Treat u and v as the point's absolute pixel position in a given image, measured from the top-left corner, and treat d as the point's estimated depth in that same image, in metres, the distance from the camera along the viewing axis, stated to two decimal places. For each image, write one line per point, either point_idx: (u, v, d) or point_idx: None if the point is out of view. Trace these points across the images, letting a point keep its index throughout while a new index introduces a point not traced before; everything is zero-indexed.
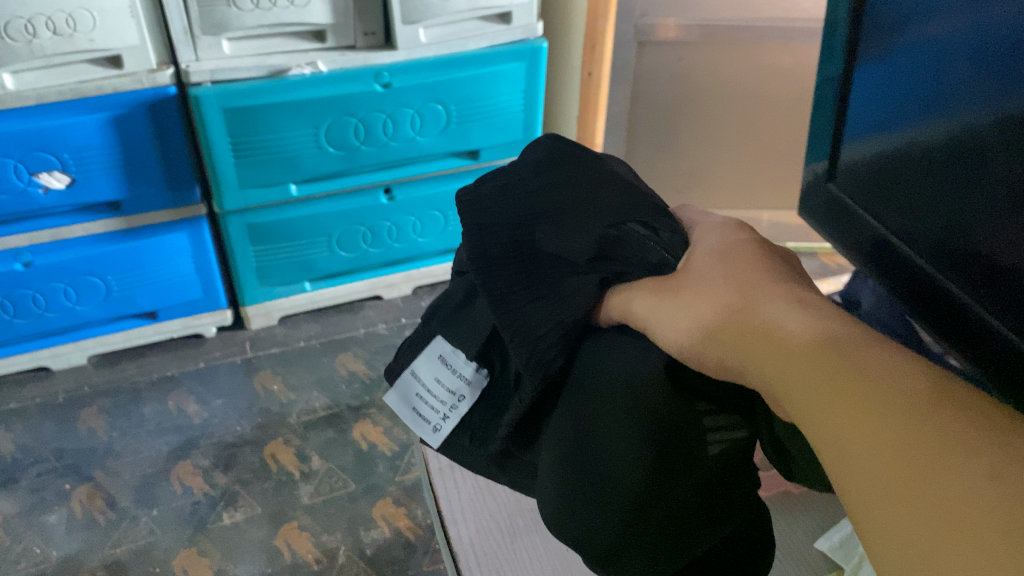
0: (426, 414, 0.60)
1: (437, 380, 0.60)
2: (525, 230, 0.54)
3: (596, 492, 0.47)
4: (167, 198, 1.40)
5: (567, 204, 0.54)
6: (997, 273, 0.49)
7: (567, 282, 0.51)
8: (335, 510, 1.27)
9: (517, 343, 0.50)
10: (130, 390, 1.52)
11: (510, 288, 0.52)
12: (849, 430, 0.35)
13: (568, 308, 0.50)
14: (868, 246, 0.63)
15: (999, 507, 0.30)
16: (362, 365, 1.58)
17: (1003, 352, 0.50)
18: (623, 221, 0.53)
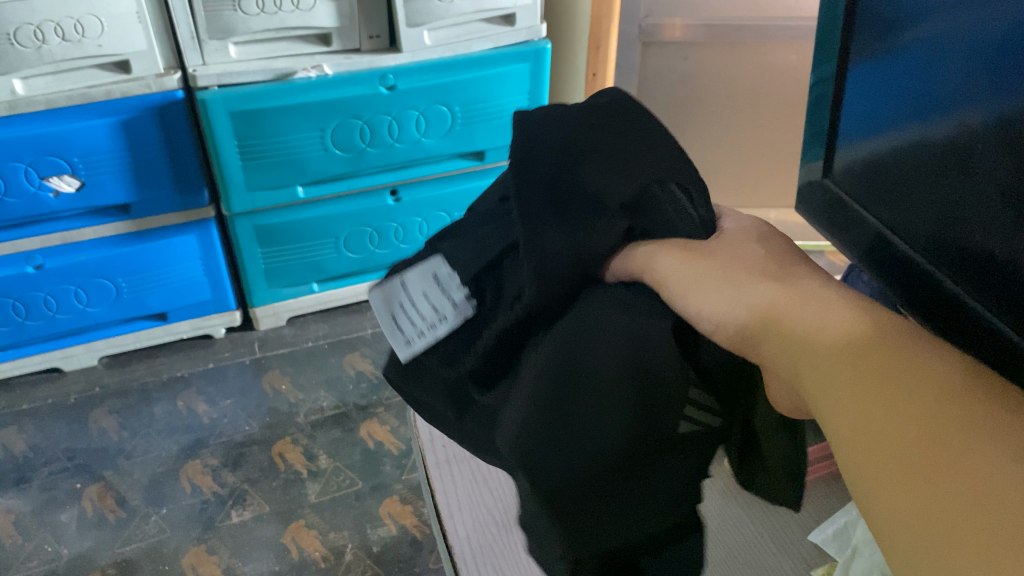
0: (403, 324, 0.55)
1: (424, 295, 0.56)
2: (572, 159, 0.51)
3: (572, 433, 0.45)
4: (176, 201, 1.42)
5: (617, 141, 0.51)
6: (991, 273, 0.50)
7: (598, 221, 0.48)
8: (342, 508, 1.29)
9: (531, 263, 0.48)
10: (140, 390, 1.54)
11: (540, 209, 0.49)
12: (872, 407, 0.35)
13: (590, 246, 0.48)
14: (865, 245, 0.64)
15: (1020, 493, 0.30)
16: (370, 364, 1.60)
17: (995, 349, 0.50)
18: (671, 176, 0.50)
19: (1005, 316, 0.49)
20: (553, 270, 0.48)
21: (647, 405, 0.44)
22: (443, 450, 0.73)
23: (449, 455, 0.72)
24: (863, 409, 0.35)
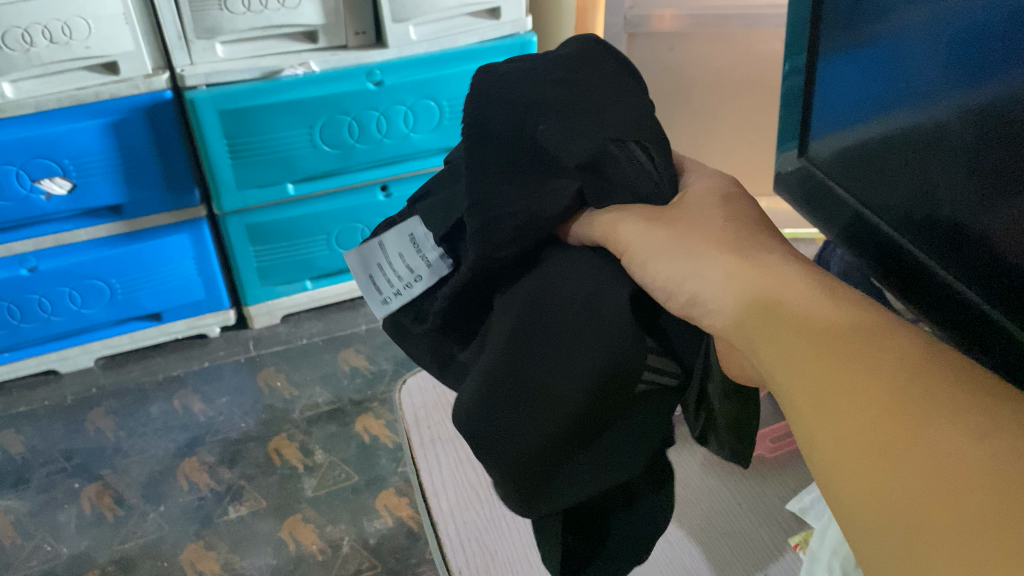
0: (379, 283, 0.60)
1: (400, 255, 0.60)
2: (529, 119, 0.51)
3: (523, 386, 0.48)
4: (168, 201, 1.43)
5: (574, 104, 0.51)
6: (961, 240, 0.51)
7: (550, 182, 0.50)
8: (339, 502, 1.30)
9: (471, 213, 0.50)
10: (136, 390, 1.55)
11: (495, 166, 0.50)
12: (840, 388, 0.35)
13: (536, 204, 0.50)
14: (844, 222, 0.65)
15: (985, 468, 0.30)
16: (364, 360, 1.60)
17: (968, 315, 0.51)
18: (625, 139, 0.50)
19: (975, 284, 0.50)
20: (495, 220, 0.50)
21: (606, 387, 0.45)
22: (427, 430, 0.79)
23: (434, 435, 0.78)
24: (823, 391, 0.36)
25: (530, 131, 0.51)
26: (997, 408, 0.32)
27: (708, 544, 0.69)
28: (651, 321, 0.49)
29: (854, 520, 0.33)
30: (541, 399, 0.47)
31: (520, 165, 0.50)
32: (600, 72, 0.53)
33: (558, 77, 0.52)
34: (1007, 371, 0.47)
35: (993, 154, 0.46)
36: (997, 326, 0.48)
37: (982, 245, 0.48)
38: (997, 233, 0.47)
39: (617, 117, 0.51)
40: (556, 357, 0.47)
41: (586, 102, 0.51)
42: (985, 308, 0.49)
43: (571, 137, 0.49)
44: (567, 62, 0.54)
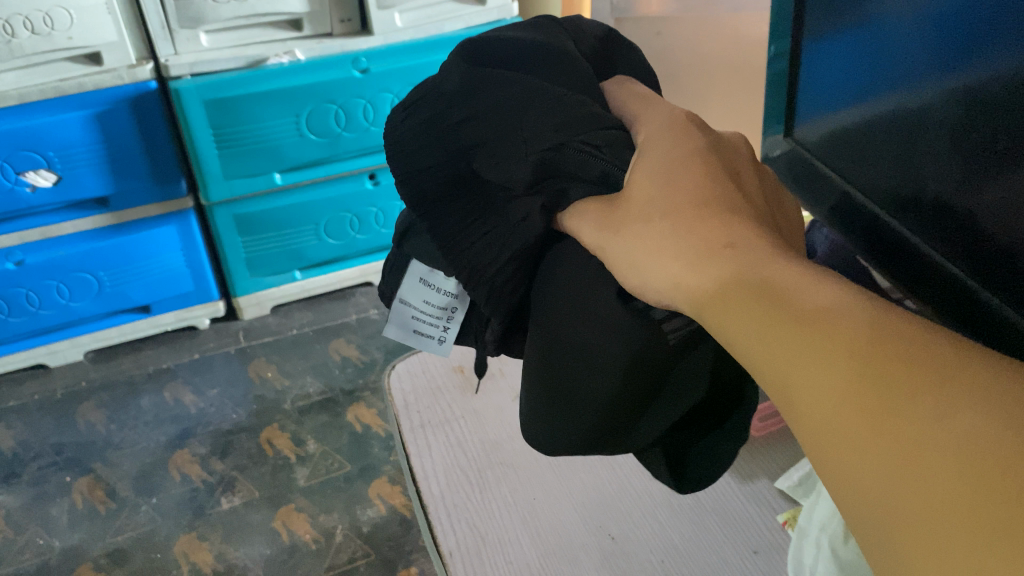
0: (425, 330, 0.57)
1: (425, 301, 0.57)
2: (459, 161, 0.45)
3: (569, 376, 0.50)
4: (154, 192, 1.42)
5: (489, 129, 0.45)
6: (947, 216, 0.51)
7: (511, 208, 0.45)
8: (332, 491, 1.30)
9: (473, 285, 0.46)
10: (127, 383, 1.54)
11: (460, 225, 0.46)
12: (801, 371, 0.31)
13: (518, 237, 0.45)
14: (831, 202, 0.64)
15: (965, 447, 0.25)
16: (355, 350, 1.60)
17: (956, 290, 0.51)
18: (560, 141, 0.44)
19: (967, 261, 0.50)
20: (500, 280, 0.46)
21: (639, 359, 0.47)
22: (417, 415, 0.79)
23: (423, 419, 0.78)
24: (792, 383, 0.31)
25: (466, 175, 0.46)
26: (967, 366, 0.27)
27: (697, 521, 0.69)
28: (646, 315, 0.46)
29: (858, 516, 0.29)
30: (590, 373, 0.49)
31: (478, 214, 0.46)
32: (487, 73, 0.45)
33: (456, 109, 0.45)
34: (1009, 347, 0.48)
35: (976, 127, 0.46)
36: (985, 302, 0.48)
37: (967, 222, 0.49)
38: (983, 208, 0.47)
39: (532, 130, 0.44)
40: (584, 344, 0.48)
41: (497, 122, 0.44)
42: (973, 285, 0.49)
43: (507, 165, 0.44)
44: (455, 89, 0.46)
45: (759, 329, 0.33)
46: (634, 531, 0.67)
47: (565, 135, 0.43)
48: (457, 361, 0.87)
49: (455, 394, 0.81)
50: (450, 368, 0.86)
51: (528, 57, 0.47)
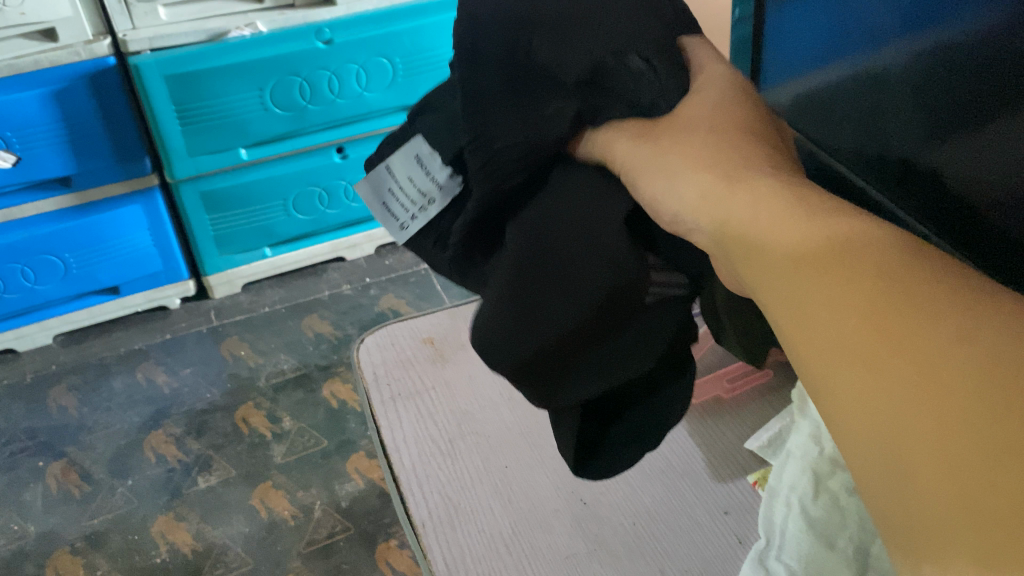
0: (394, 210, 0.57)
1: (408, 178, 0.56)
2: (517, 28, 0.46)
3: (541, 283, 0.46)
4: (118, 170, 1.39)
5: (564, 12, 0.46)
6: (912, 176, 0.51)
7: (549, 103, 0.46)
8: (309, 467, 1.29)
9: (473, 151, 0.46)
10: (98, 365, 1.52)
11: (492, 88, 0.45)
12: (819, 293, 0.32)
13: (544, 129, 0.45)
14: (796, 164, 0.64)
15: (972, 372, 0.27)
16: (329, 325, 1.58)
17: (919, 251, 0.51)
18: (623, 52, 0.46)
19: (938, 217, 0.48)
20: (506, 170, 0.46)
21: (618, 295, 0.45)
22: (387, 387, 0.78)
23: (394, 392, 0.77)
24: (807, 314, 0.32)
25: (517, 51, 0.46)
26: (978, 302, 0.29)
27: (670, 485, 0.69)
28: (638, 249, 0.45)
29: (846, 431, 0.30)
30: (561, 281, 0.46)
31: (512, 88, 0.45)
32: None
33: None
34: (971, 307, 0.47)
35: (938, 84, 0.46)
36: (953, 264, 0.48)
37: (931, 182, 0.49)
38: (945, 166, 0.47)
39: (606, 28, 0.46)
40: (562, 255, 0.46)
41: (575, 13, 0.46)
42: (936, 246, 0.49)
43: (563, 51, 0.45)
44: None
45: (784, 261, 0.34)
46: (606, 497, 0.68)
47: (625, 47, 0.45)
48: (426, 333, 0.86)
49: (425, 366, 0.81)
50: (419, 340, 0.85)
51: None
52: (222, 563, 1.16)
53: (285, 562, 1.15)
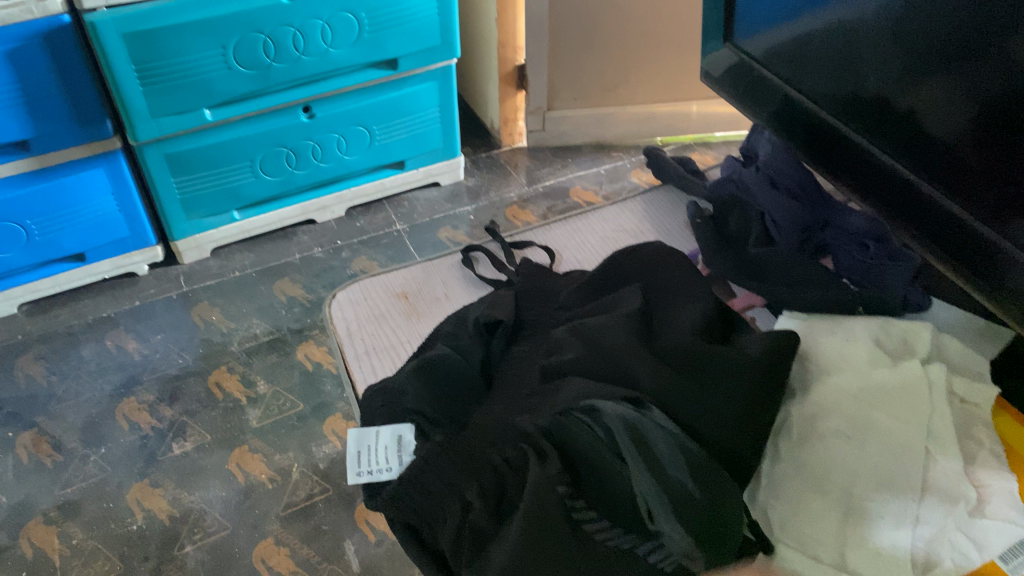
0: (362, 448, 0.59)
1: (384, 448, 0.59)
2: (543, 322, 0.67)
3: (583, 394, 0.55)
4: (79, 134, 1.33)
5: (584, 311, 0.66)
6: (911, 120, 0.58)
7: (561, 334, 0.62)
8: (286, 431, 1.28)
9: (501, 382, 0.61)
10: (66, 334, 1.48)
11: (522, 352, 0.64)
12: (830, 513, 0.51)
13: (560, 344, 0.61)
14: (775, 108, 0.72)
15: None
16: (301, 289, 1.54)
17: (895, 180, 0.61)
18: (623, 299, 0.64)
19: (921, 176, 0.59)
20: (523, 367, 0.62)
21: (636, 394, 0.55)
22: (361, 342, 0.74)
23: (369, 346, 0.74)
24: (810, 513, 0.52)
25: (540, 330, 0.66)
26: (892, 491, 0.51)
27: None
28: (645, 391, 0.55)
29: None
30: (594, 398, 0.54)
31: (541, 352, 0.62)
32: (617, 267, 0.69)
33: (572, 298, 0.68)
34: (1001, 225, 0.53)
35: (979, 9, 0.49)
36: (930, 196, 0.58)
37: (915, 121, 0.58)
38: (977, 88, 0.51)
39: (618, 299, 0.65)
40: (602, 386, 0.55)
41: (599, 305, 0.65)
42: (917, 181, 0.59)
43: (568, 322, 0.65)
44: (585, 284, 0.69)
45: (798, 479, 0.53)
46: None
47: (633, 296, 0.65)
48: (400, 287, 0.80)
49: (400, 322, 0.76)
50: (393, 296, 0.79)
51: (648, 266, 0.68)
52: (200, 528, 1.15)
53: (264, 526, 1.16)
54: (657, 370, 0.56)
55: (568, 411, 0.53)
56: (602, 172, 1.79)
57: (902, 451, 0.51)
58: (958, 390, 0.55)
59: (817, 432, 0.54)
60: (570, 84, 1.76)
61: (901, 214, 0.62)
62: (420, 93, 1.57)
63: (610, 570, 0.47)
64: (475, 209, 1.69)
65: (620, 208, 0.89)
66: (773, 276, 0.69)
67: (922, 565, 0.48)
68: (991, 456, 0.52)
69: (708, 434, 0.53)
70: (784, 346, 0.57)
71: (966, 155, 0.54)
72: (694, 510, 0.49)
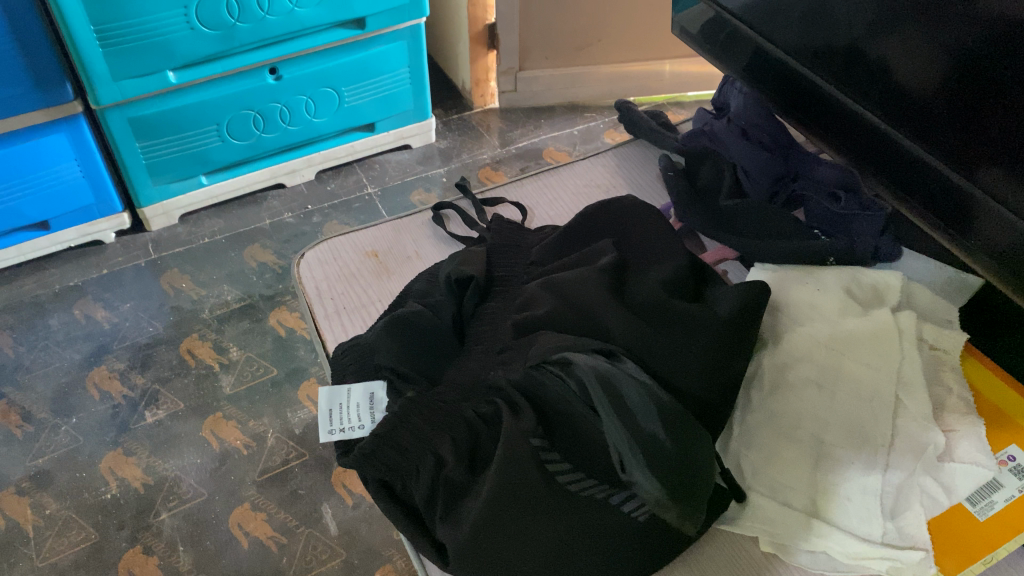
0: (334, 412, 0.58)
1: (356, 404, 0.58)
2: (517, 279, 0.67)
3: (551, 346, 0.55)
4: (38, 98, 1.23)
5: (556, 266, 0.65)
6: (896, 71, 0.56)
7: (530, 290, 0.62)
8: (260, 397, 1.27)
9: (474, 344, 0.62)
10: (32, 304, 1.43)
11: (494, 310, 0.64)
12: (801, 464, 0.52)
13: (530, 304, 0.61)
14: (748, 58, 0.71)
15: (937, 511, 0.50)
16: (272, 254, 1.51)
17: (867, 131, 0.61)
18: (596, 255, 0.64)
19: (894, 125, 0.58)
20: (493, 329, 0.62)
21: (599, 348, 0.54)
22: (331, 302, 0.73)
23: (339, 305, 0.73)
24: (784, 464, 0.52)
25: (512, 287, 0.66)
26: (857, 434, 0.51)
27: None
28: (612, 346, 0.55)
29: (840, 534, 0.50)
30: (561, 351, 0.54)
31: (514, 310, 0.62)
32: (593, 222, 0.68)
33: (546, 256, 0.68)
34: (975, 176, 0.53)
35: None
36: (908, 148, 0.57)
37: (887, 70, 0.57)
38: (956, 35, 0.50)
39: (591, 254, 0.64)
40: (566, 341, 0.55)
41: (572, 261, 0.65)
42: (892, 132, 0.58)
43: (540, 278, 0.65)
44: (561, 238, 0.68)
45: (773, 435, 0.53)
46: None
47: (604, 249, 0.64)
48: (370, 246, 0.79)
49: (370, 281, 0.75)
50: (363, 255, 0.78)
51: (625, 218, 0.68)
52: (176, 496, 1.15)
53: (241, 492, 1.15)
54: (627, 324, 0.56)
55: (540, 364, 0.54)
56: (575, 134, 1.78)
57: (871, 398, 0.52)
58: (927, 336, 0.55)
59: (788, 380, 0.55)
60: (542, 44, 1.74)
61: (875, 167, 0.61)
62: (389, 53, 1.53)
63: (586, 519, 0.49)
64: (447, 171, 1.68)
65: (591, 164, 0.88)
66: (745, 228, 0.69)
67: (890, 510, 0.49)
68: (959, 402, 0.52)
69: (680, 385, 0.54)
70: (755, 299, 0.57)
71: (936, 106, 0.54)
72: (663, 462, 0.48)
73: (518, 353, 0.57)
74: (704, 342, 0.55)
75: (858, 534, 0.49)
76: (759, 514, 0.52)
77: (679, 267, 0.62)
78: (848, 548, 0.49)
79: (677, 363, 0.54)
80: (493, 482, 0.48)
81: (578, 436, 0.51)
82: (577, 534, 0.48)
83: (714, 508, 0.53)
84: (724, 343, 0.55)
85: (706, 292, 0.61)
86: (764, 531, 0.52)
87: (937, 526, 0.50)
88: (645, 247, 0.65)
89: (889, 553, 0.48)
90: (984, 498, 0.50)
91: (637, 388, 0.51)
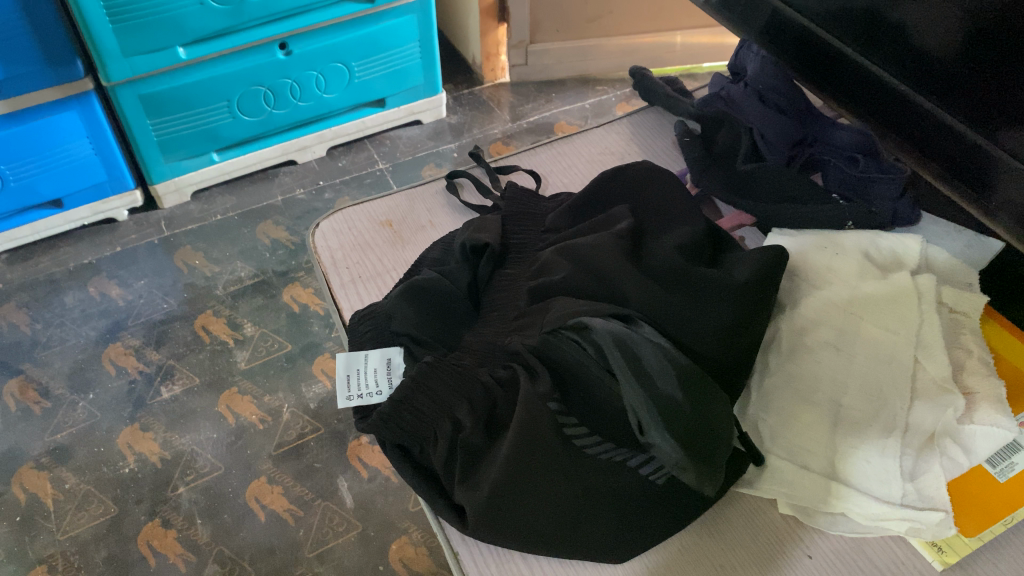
0: (352, 382, 0.58)
1: (375, 370, 0.59)
2: (532, 245, 0.67)
3: (566, 310, 0.55)
4: (49, 75, 1.22)
5: (568, 233, 0.65)
6: (915, 33, 0.55)
7: (545, 254, 0.62)
8: (275, 371, 1.28)
9: (490, 314, 0.62)
10: (47, 282, 1.43)
11: (511, 277, 0.64)
12: (813, 430, 0.52)
13: (547, 271, 0.61)
14: (762, 21, 0.70)
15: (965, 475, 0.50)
16: (284, 231, 1.51)
17: (887, 95, 0.60)
18: (611, 219, 0.64)
19: (913, 87, 0.57)
20: (506, 297, 0.62)
21: (612, 311, 0.54)
22: (347, 271, 0.73)
23: (354, 274, 0.73)
24: (794, 432, 0.53)
25: (527, 254, 0.66)
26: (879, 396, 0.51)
27: None
28: (630, 309, 0.54)
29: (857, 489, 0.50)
30: (576, 314, 0.54)
31: (529, 276, 0.62)
32: (611, 184, 0.68)
33: (562, 223, 0.68)
34: (1001, 142, 0.52)
35: None
36: (931, 116, 0.56)
37: (907, 33, 0.56)
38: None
39: (608, 216, 0.64)
40: (581, 305, 0.55)
41: (588, 226, 0.65)
42: (911, 97, 0.58)
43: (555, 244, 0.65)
44: (578, 202, 0.68)
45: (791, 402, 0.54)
46: None
47: (621, 213, 0.64)
48: (384, 216, 0.79)
49: (385, 250, 0.75)
50: (378, 224, 0.78)
51: (646, 177, 0.68)
52: (193, 470, 1.16)
53: (256, 466, 1.16)
54: (644, 288, 0.56)
55: (557, 329, 0.54)
56: (587, 107, 1.78)
57: (889, 360, 0.52)
58: (947, 300, 0.55)
59: (806, 345, 0.55)
60: (552, 17, 1.72)
61: (896, 131, 0.60)
62: (399, 27, 1.51)
63: (603, 482, 0.49)
64: (459, 146, 1.67)
65: (605, 131, 0.88)
66: (763, 192, 0.69)
67: (910, 471, 0.50)
68: (979, 363, 0.51)
69: (699, 349, 0.53)
70: (774, 263, 0.56)
71: (957, 68, 0.53)
72: (680, 423, 0.48)
73: (534, 317, 0.58)
74: (722, 303, 0.55)
75: (876, 496, 0.49)
76: (778, 478, 0.52)
77: (697, 232, 0.61)
78: (869, 509, 0.49)
79: (696, 325, 0.54)
80: (513, 445, 0.49)
81: (597, 400, 0.52)
82: (593, 496, 0.49)
83: (733, 470, 0.53)
84: (739, 304, 0.54)
85: (724, 256, 0.61)
86: (782, 494, 0.53)
87: (956, 489, 0.50)
88: (666, 213, 0.65)
89: (909, 514, 0.48)
90: (1005, 460, 0.49)
91: (653, 351, 0.50)
